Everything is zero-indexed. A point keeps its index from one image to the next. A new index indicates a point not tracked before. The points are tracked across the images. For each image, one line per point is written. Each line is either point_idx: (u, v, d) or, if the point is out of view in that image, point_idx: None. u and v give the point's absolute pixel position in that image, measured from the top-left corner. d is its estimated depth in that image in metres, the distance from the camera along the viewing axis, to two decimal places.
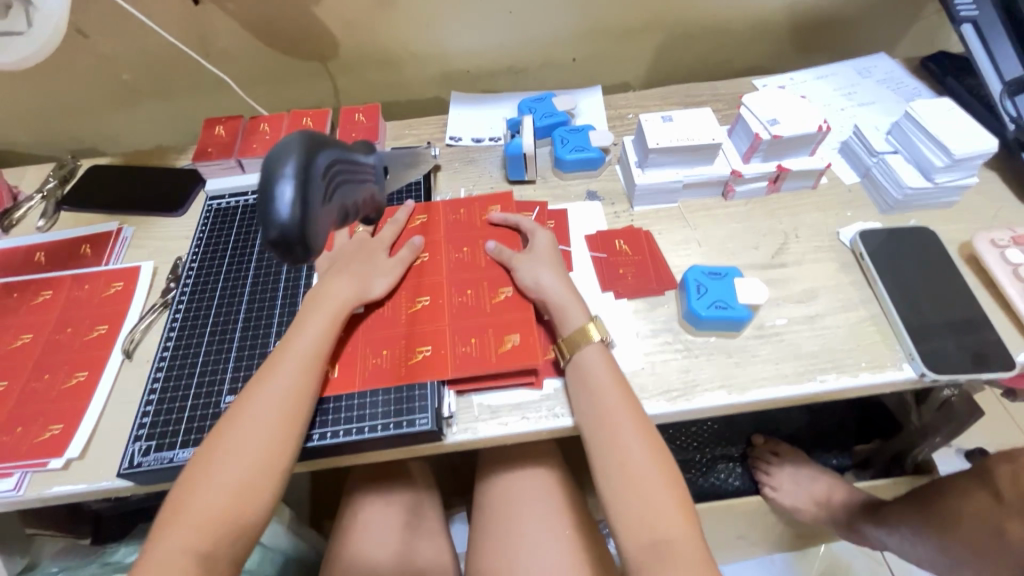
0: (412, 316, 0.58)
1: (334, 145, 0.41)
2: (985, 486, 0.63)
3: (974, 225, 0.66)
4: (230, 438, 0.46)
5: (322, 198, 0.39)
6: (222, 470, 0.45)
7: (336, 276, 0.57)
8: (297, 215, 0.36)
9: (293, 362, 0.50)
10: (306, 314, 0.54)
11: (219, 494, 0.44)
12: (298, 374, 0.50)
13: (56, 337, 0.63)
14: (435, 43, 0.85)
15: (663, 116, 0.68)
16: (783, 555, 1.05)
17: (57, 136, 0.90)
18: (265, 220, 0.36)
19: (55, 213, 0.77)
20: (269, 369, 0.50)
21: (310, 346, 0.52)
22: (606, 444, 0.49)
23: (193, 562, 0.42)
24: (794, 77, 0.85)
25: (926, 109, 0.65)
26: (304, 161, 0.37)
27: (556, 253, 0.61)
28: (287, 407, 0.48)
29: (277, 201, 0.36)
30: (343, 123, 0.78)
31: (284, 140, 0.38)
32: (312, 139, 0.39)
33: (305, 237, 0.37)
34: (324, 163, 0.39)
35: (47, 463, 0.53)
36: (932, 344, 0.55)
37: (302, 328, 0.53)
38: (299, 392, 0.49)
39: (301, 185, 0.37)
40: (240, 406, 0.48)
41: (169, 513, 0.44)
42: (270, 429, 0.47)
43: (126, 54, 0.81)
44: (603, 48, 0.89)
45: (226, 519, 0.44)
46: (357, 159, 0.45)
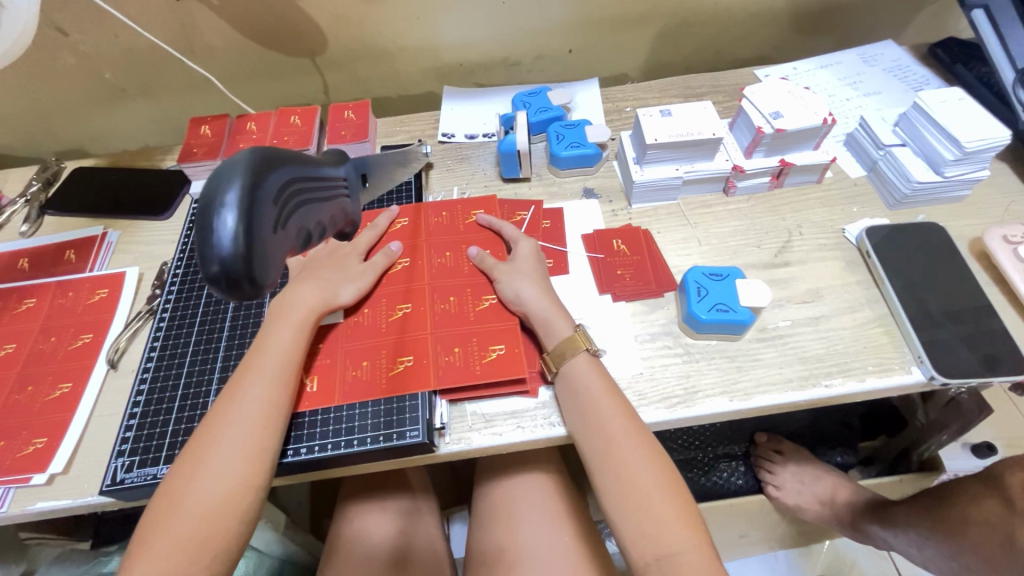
0: (393, 324, 0.57)
1: (290, 162, 0.36)
2: (996, 492, 0.61)
3: (985, 220, 0.64)
4: (202, 456, 0.45)
5: (274, 225, 0.34)
6: (194, 489, 0.43)
7: (308, 283, 0.55)
8: (239, 248, 0.31)
9: (264, 375, 0.49)
10: (274, 326, 0.52)
11: (194, 514, 0.43)
12: (269, 388, 0.48)
13: (39, 347, 0.61)
14: (426, 36, 0.82)
15: (662, 110, 0.66)
16: (786, 552, 1.04)
17: (41, 136, 0.88)
18: (204, 254, 0.31)
19: (39, 217, 0.75)
20: (240, 384, 0.49)
21: (279, 360, 0.50)
22: (598, 452, 0.48)
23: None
24: (797, 66, 0.83)
25: (935, 99, 0.62)
26: (250, 185, 0.32)
27: (535, 261, 0.60)
28: (259, 422, 0.47)
29: (217, 232, 0.31)
30: (332, 121, 0.76)
31: (231, 159, 0.33)
32: (263, 158, 0.34)
33: (250, 272, 0.32)
34: (277, 185, 0.34)
35: (30, 479, 0.52)
36: (942, 347, 0.53)
37: (270, 341, 0.51)
38: (271, 407, 0.48)
39: (244, 213, 0.32)
40: (212, 423, 0.47)
41: (144, 535, 0.42)
42: (241, 446, 0.45)
43: (107, 52, 0.79)
44: (600, 38, 0.86)
45: (201, 539, 0.42)
46: (321, 174, 0.40)
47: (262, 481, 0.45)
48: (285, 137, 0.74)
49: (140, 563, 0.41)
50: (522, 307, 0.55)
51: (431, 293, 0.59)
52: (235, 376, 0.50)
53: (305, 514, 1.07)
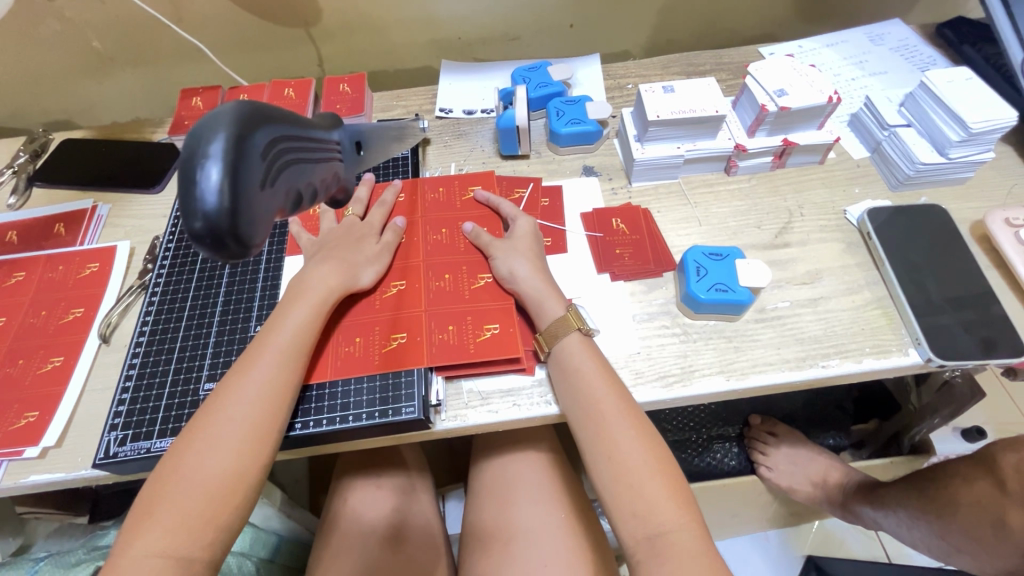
0: (388, 301, 0.56)
1: (278, 118, 0.34)
2: (987, 473, 0.62)
3: (987, 203, 0.64)
4: (206, 433, 0.44)
5: (263, 181, 0.32)
6: (197, 465, 0.43)
7: (326, 264, 0.54)
8: (224, 203, 0.30)
9: (272, 354, 0.48)
10: (288, 305, 0.51)
11: (198, 489, 0.42)
12: (276, 367, 0.48)
13: (30, 321, 0.60)
14: (424, 8, 0.80)
15: (664, 86, 0.65)
16: (776, 532, 1.06)
17: (28, 107, 0.86)
18: (186, 209, 0.29)
19: (26, 189, 0.72)
20: (248, 361, 0.48)
21: (275, 337, 0.49)
22: (590, 432, 0.48)
23: (172, 561, 0.40)
24: (802, 44, 0.81)
25: (942, 79, 0.61)
26: (236, 137, 0.31)
27: (533, 240, 0.59)
28: (266, 400, 0.46)
29: (201, 185, 0.30)
30: (327, 94, 0.74)
31: (215, 111, 0.32)
32: (250, 111, 0.32)
33: (237, 230, 0.31)
34: (265, 140, 0.33)
35: (23, 452, 0.51)
36: (939, 328, 0.53)
37: (283, 320, 0.50)
38: (277, 385, 0.47)
39: (229, 165, 0.30)
40: (216, 400, 0.46)
41: (144, 509, 0.42)
42: (239, 421, 0.45)
43: (94, 20, 0.76)
44: (602, 13, 0.84)
45: (207, 515, 0.42)
46: (311, 134, 0.38)
47: (267, 459, 0.45)
48: None
49: (140, 538, 0.41)
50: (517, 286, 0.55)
51: (426, 270, 0.58)
52: (245, 354, 0.49)
53: (302, 491, 1.08)
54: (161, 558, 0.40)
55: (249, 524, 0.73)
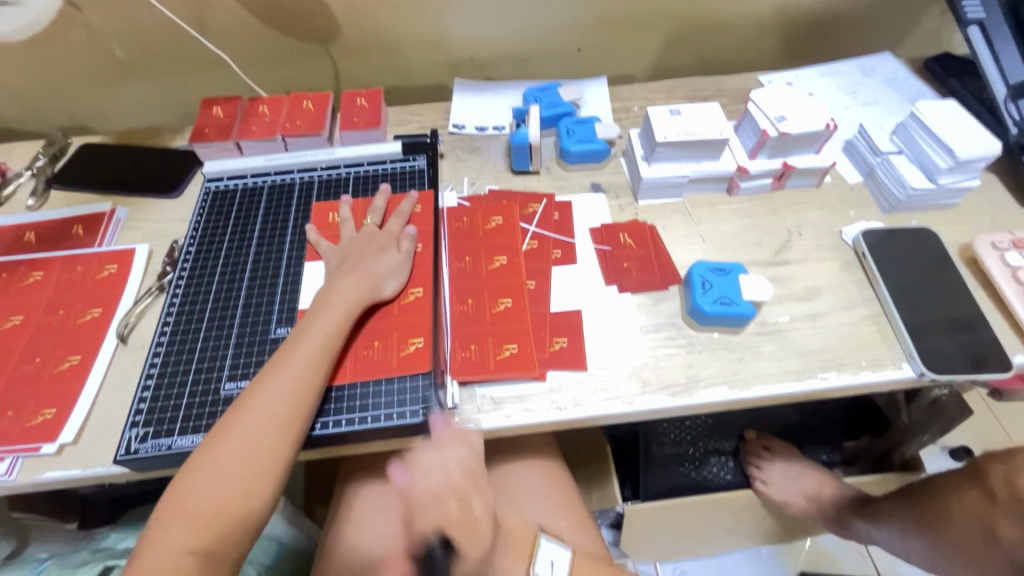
0: (409, 307, 0.58)
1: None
2: (976, 483, 0.64)
3: (973, 227, 0.67)
4: (235, 430, 0.46)
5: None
6: (225, 463, 0.45)
7: (352, 277, 0.57)
8: None
9: (302, 357, 0.50)
10: (319, 311, 0.54)
11: (225, 486, 0.44)
12: (306, 369, 0.49)
13: (47, 320, 0.61)
14: (440, 28, 0.84)
15: (671, 109, 0.68)
16: (769, 548, 1.07)
17: (46, 111, 0.87)
18: None
19: (45, 191, 0.75)
20: (279, 363, 0.50)
21: (311, 341, 0.51)
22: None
23: (198, 556, 0.42)
24: (799, 73, 0.85)
25: (931, 110, 0.65)
26: None
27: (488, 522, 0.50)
28: (294, 401, 0.48)
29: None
30: (345, 108, 0.77)
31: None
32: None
33: None
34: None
35: (40, 448, 0.52)
36: (930, 344, 0.56)
37: (315, 325, 0.52)
38: (306, 385, 0.49)
39: None
40: (245, 399, 0.48)
41: (171, 504, 0.44)
42: (269, 420, 0.47)
43: (120, 29, 0.79)
44: (609, 39, 0.88)
45: (234, 510, 0.44)
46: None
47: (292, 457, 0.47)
48: (297, 121, 0.75)
49: (171, 532, 0.43)
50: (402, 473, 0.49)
51: (450, 292, 0.60)
52: (275, 356, 0.51)
53: (300, 500, 1.07)
54: (191, 554, 0.42)
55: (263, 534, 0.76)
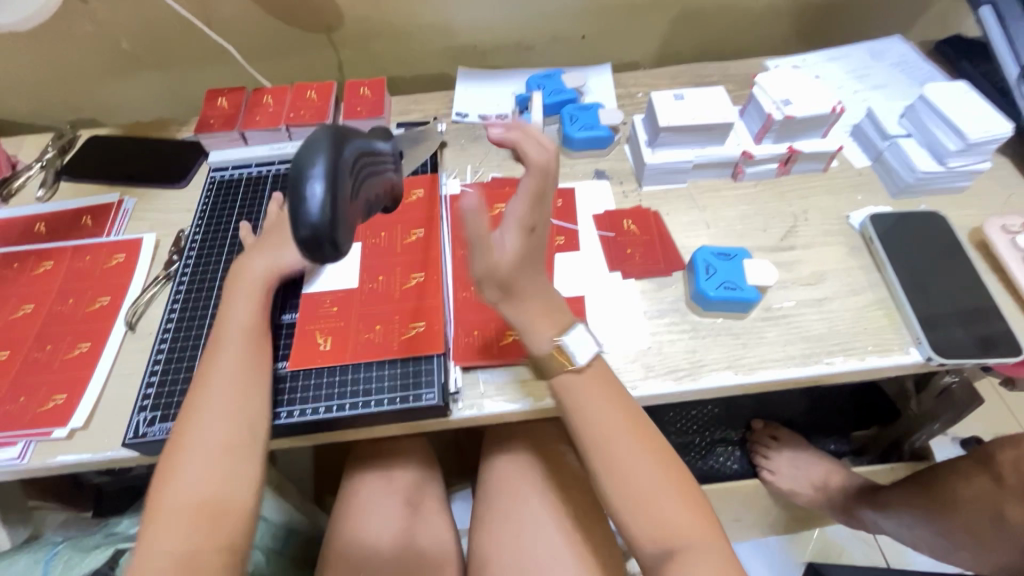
0: (377, 293, 0.59)
1: (355, 137, 0.40)
2: (986, 470, 0.63)
3: (984, 211, 0.66)
4: (187, 436, 0.46)
5: (349, 194, 0.37)
6: (190, 468, 0.45)
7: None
8: (326, 214, 0.35)
9: (228, 353, 0.51)
10: (235, 308, 0.54)
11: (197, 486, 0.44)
12: (234, 363, 0.50)
13: (58, 308, 0.62)
14: (442, 16, 0.83)
15: (674, 94, 0.67)
16: (777, 537, 1.06)
17: (55, 105, 0.88)
18: (294, 216, 0.34)
19: (55, 183, 0.75)
20: (208, 359, 0.51)
21: (236, 327, 0.52)
22: (601, 454, 0.47)
23: (188, 551, 0.42)
24: (806, 57, 0.84)
25: (942, 92, 0.64)
26: (332, 159, 0.36)
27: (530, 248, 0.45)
28: (235, 395, 0.48)
29: (306, 200, 0.34)
30: (348, 97, 0.77)
31: (312, 137, 0.37)
32: (337, 134, 0.38)
33: (334, 236, 0.35)
34: (353, 155, 0.39)
35: (51, 432, 0.53)
36: (939, 329, 0.55)
37: (228, 318, 0.53)
38: (244, 372, 0.50)
39: (329, 181, 0.35)
40: (190, 407, 0.48)
41: (150, 515, 0.44)
42: (222, 413, 0.47)
43: (126, 22, 0.80)
44: (613, 25, 0.88)
45: (213, 504, 0.44)
46: (379, 147, 0.43)
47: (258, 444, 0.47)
48: (301, 111, 0.75)
49: (157, 534, 0.43)
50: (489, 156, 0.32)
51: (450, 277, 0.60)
52: (204, 357, 0.51)
53: (309, 489, 1.08)
54: (177, 551, 0.42)
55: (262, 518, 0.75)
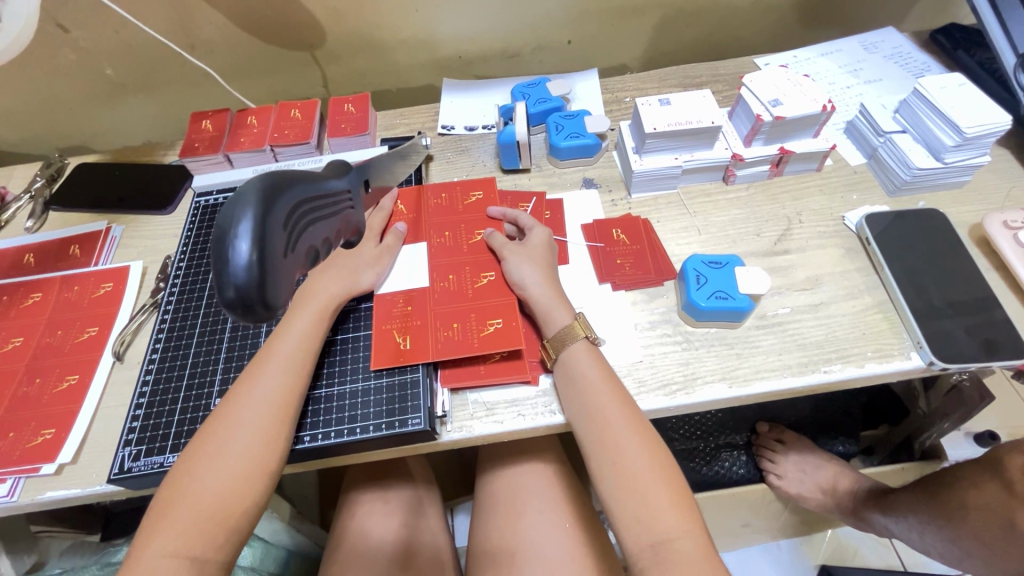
0: (449, 292, 0.58)
1: (297, 183, 0.39)
2: (995, 475, 0.61)
3: (984, 206, 0.64)
4: (216, 432, 0.46)
5: (284, 249, 0.37)
6: (207, 469, 0.44)
7: (331, 271, 0.56)
8: (253, 275, 0.34)
9: (279, 359, 0.49)
10: (293, 313, 0.53)
11: (210, 491, 0.43)
12: (285, 372, 0.49)
13: (46, 341, 0.62)
14: (425, 28, 0.82)
15: (661, 99, 0.66)
16: (789, 541, 1.05)
17: (45, 133, 0.89)
18: (221, 276, 0.34)
19: (43, 213, 0.75)
20: (261, 366, 0.49)
21: (297, 342, 0.51)
22: (592, 435, 0.48)
23: (185, 561, 0.41)
24: (797, 53, 0.82)
25: (936, 85, 0.62)
26: (261, 213, 0.35)
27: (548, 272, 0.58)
28: (275, 403, 0.47)
29: (232, 260, 0.34)
30: (333, 115, 0.76)
31: (243, 191, 0.36)
32: (272, 185, 0.37)
33: (263, 297, 0.35)
34: (286, 209, 0.37)
35: (39, 468, 0.52)
36: (940, 332, 0.53)
37: (289, 329, 0.52)
38: (290, 389, 0.48)
39: (257, 240, 0.34)
40: (222, 410, 0.47)
41: (159, 508, 0.43)
42: (255, 427, 0.46)
43: (109, 49, 0.79)
44: (599, 29, 0.86)
45: (217, 516, 0.43)
46: (327, 188, 0.43)
47: (276, 462, 0.46)
48: (285, 131, 0.74)
49: (158, 539, 0.42)
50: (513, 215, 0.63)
51: (431, 272, 0.60)
52: (253, 361, 0.50)
53: (312, 506, 1.08)
54: (175, 559, 0.41)
55: (257, 539, 0.73)
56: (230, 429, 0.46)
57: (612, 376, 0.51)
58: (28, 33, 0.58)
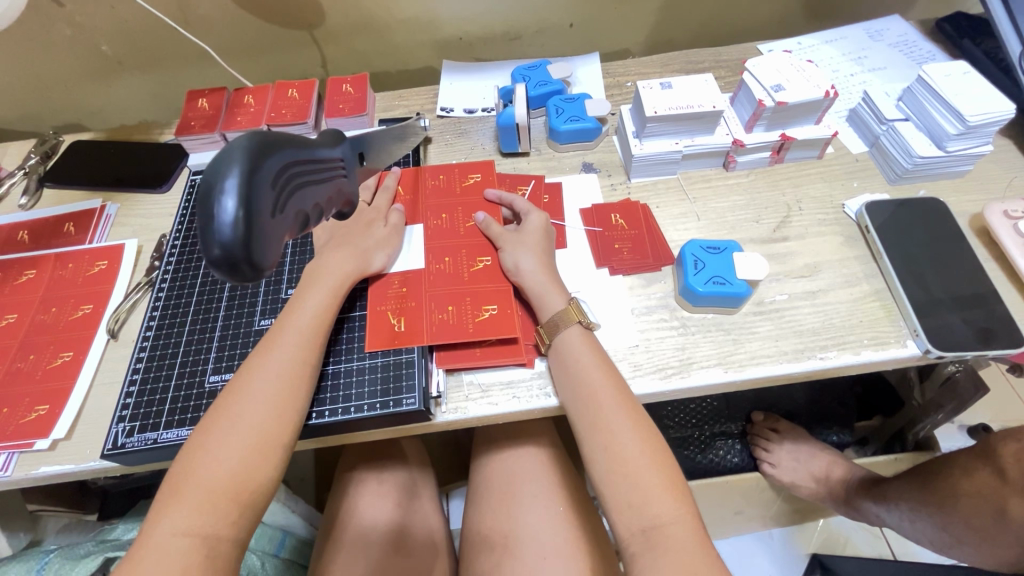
0: (445, 274, 0.58)
1: (288, 145, 0.38)
2: (987, 463, 0.62)
3: (985, 196, 0.64)
4: (228, 407, 0.45)
5: (272, 210, 0.36)
6: (221, 443, 0.44)
7: (341, 250, 0.56)
8: (239, 233, 0.33)
9: (293, 331, 0.50)
10: (308, 289, 0.53)
11: (221, 466, 0.43)
12: (298, 346, 0.49)
13: (40, 317, 0.61)
14: (425, 9, 0.81)
15: (662, 83, 0.65)
16: (782, 530, 1.06)
17: (40, 111, 0.88)
18: (206, 234, 0.33)
19: (37, 189, 0.74)
20: (271, 342, 0.49)
21: (310, 320, 0.51)
22: (585, 419, 0.49)
23: (198, 539, 0.41)
24: (802, 40, 0.81)
25: (940, 73, 0.62)
26: (248, 171, 0.34)
27: (546, 258, 0.57)
28: (285, 378, 0.47)
29: (218, 217, 0.33)
30: (330, 95, 0.75)
31: (229, 148, 0.35)
32: (260, 144, 0.36)
33: (249, 255, 0.34)
34: (275, 169, 0.36)
35: (33, 444, 0.52)
36: (936, 319, 0.54)
37: (304, 304, 0.52)
38: (300, 365, 0.48)
39: (243, 198, 0.34)
40: (234, 386, 0.47)
41: (172, 485, 0.43)
42: (266, 402, 0.46)
43: (103, 24, 0.78)
44: (601, 13, 0.85)
45: (229, 492, 0.42)
46: (318, 154, 0.42)
47: (288, 435, 0.46)
48: (282, 110, 0.74)
49: (168, 516, 0.41)
50: (501, 197, 0.63)
51: (427, 254, 0.59)
52: (265, 339, 0.50)
53: (309, 489, 1.08)
54: (188, 537, 0.40)
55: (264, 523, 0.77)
56: (239, 404, 0.45)
57: (605, 361, 0.51)
58: (20, 2, 0.57)
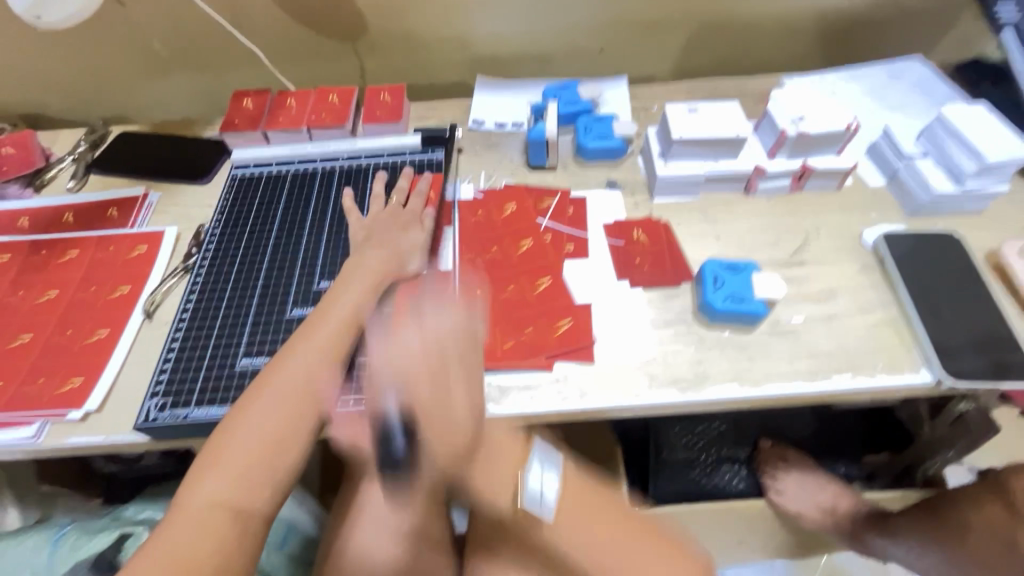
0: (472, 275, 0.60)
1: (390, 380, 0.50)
2: (999, 496, 0.63)
3: (1002, 234, 0.65)
4: (267, 387, 0.48)
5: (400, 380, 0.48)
6: (259, 420, 0.46)
7: (378, 249, 0.59)
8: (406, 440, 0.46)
9: (334, 319, 0.52)
10: (349, 280, 0.56)
11: (258, 443, 0.45)
12: (336, 333, 0.52)
13: (80, 294, 0.64)
14: (462, 28, 0.85)
15: (688, 107, 0.68)
16: (783, 562, 1.04)
17: (89, 103, 0.92)
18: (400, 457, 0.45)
19: (84, 175, 0.78)
20: (309, 330, 0.52)
21: (348, 310, 0.53)
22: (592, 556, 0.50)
23: (232, 511, 0.43)
24: (824, 76, 0.84)
25: (959, 113, 0.64)
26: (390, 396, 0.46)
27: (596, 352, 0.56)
28: (322, 363, 0.50)
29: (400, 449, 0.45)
30: (368, 102, 0.79)
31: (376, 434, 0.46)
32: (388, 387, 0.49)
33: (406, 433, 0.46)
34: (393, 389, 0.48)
35: (66, 414, 0.54)
36: (949, 350, 0.55)
37: (343, 296, 0.54)
38: (336, 351, 0.51)
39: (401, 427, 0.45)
40: (272, 368, 0.49)
41: (210, 456, 0.45)
42: (303, 384, 0.48)
43: (160, 25, 0.83)
44: (630, 41, 0.89)
45: (266, 468, 0.45)
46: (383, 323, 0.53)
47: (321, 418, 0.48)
48: (322, 113, 0.77)
49: (205, 487, 0.43)
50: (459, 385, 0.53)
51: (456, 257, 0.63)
52: (303, 326, 0.53)
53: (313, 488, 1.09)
54: (223, 508, 0.42)
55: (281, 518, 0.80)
56: (278, 386, 0.48)
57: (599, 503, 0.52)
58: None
